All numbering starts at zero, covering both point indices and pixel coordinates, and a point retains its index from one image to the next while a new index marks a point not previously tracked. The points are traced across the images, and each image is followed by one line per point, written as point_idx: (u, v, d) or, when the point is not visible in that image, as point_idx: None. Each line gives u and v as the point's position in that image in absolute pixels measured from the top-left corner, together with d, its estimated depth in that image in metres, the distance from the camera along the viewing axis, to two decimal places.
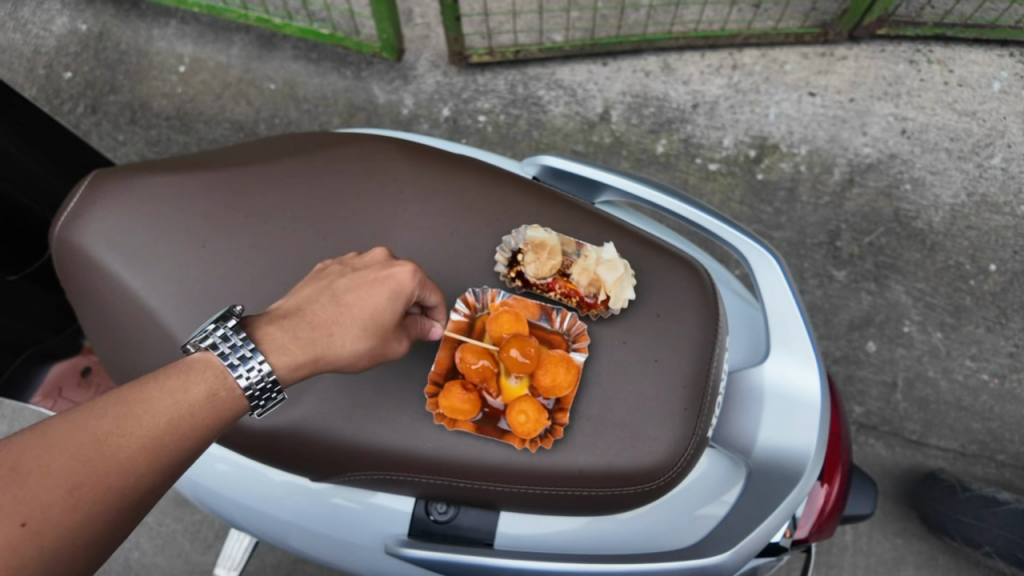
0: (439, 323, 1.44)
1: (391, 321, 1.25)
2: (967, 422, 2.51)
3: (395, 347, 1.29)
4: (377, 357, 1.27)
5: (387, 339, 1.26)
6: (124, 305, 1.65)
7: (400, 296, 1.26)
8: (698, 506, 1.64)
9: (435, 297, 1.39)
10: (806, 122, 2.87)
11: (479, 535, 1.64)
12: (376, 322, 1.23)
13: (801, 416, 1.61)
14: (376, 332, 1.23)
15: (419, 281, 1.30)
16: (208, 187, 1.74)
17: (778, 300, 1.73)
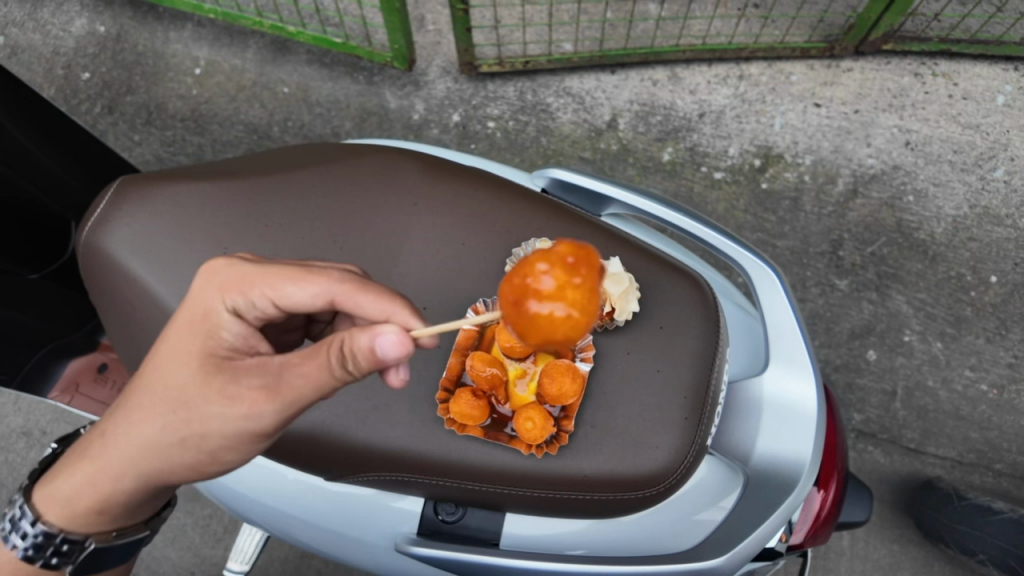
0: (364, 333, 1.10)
1: (190, 371, 1.17)
2: (965, 431, 2.55)
3: (219, 403, 1.14)
4: (198, 423, 1.15)
5: (194, 397, 1.15)
6: (147, 307, 1.73)
7: (199, 319, 1.21)
8: (696, 510, 1.70)
9: (302, 292, 1.21)
10: (811, 132, 2.91)
11: (483, 536, 1.70)
12: (168, 381, 1.18)
13: (798, 424, 1.66)
14: (174, 395, 1.17)
15: (219, 293, 1.21)
16: (228, 196, 1.82)
17: (778, 313, 1.78)
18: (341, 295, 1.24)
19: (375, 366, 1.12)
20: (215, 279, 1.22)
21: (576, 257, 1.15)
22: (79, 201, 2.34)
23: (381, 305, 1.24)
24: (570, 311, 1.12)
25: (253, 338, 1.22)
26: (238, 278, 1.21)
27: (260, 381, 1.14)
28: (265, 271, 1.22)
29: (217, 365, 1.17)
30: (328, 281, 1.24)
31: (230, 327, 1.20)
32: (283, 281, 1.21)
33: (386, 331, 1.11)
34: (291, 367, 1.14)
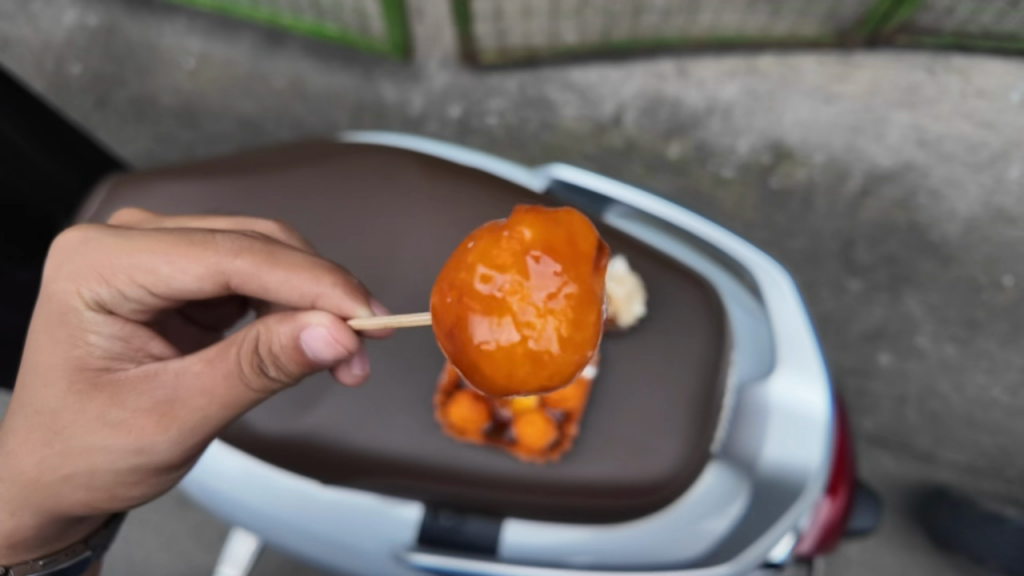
0: (285, 327, 1.16)
1: (61, 390, 1.24)
2: (979, 438, 2.47)
3: (97, 433, 1.22)
4: (78, 455, 1.22)
5: (71, 420, 1.22)
6: None
7: (60, 314, 1.27)
8: (701, 520, 1.53)
9: (186, 274, 1.27)
10: (821, 129, 2.84)
11: (481, 543, 1.55)
12: (39, 405, 1.24)
13: (807, 433, 1.54)
14: (45, 418, 1.23)
15: (79, 288, 1.27)
16: (225, 198, 1.85)
17: (788, 315, 1.64)
18: (234, 272, 1.28)
19: (298, 362, 1.18)
20: (71, 265, 1.28)
21: (547, 250, 0.95)
22: (69, 197, 2.27)
23: (302, 286, 1.29)
24: (557, 329, 0.94)
25: (131, 334, 1.29)
26: (103, 268, 1.26)
27: (150, 403, 1.22)
28: (132, 255, 1.26)
29: (88, 382, 1.24)
30: (216, 255, 1.28)
31: (100, 328, 1.27)
32: (156, 267, 1.26)
33: (316, 324, 1.17)
34: (188, 389, 1.21)
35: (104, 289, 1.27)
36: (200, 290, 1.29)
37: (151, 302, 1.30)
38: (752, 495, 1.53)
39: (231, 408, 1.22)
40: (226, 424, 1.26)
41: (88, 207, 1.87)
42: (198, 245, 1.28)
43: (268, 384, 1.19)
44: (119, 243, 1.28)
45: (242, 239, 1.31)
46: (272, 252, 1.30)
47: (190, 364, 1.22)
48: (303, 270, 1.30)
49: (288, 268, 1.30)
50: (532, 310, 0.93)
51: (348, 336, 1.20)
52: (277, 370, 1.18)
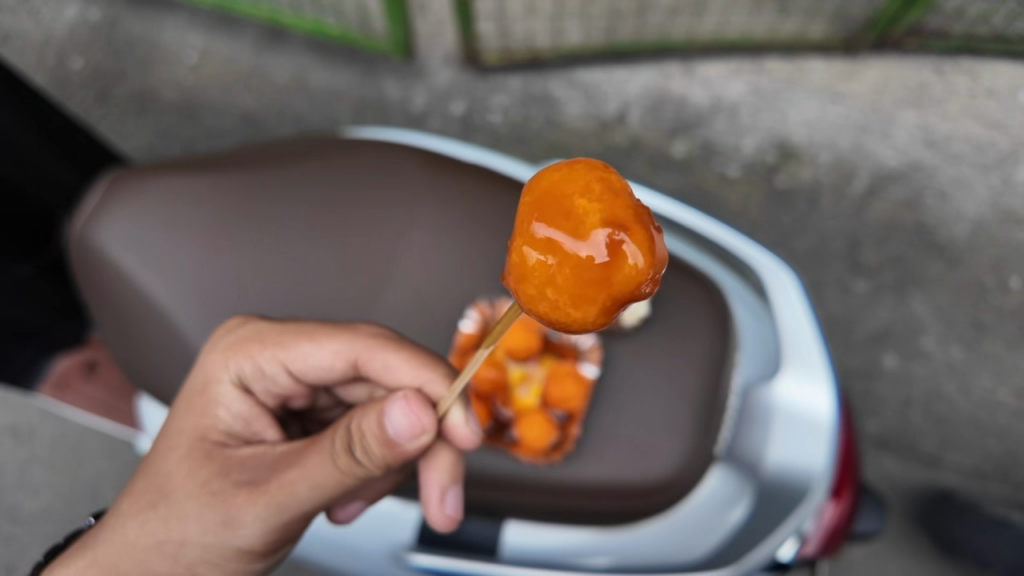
0: (373, 408, 1.21)
1: (180, 455, 1.28)
2: (985, 440, 2.45)
3: (196, 501, 1.21)
4: (175, 522, 1.20)
5: (180, 484, 1.23)
6: (139, 301, 1.76)
7: (202, 388, 1.35)
8: (705, 524, 1.52)
9: (323, 354, 1.37)
10: (828, 128, 2.81)
11: (482, 544, 1.57)
12: (157, 467, 1.27)
13: (815, 435, 1.55)
14: (158, 482, 1.24)
15: (226, 363, 1.36)
16: (224, 192, 1.84)
17: (793, 316, 1.66)
18: (364, 353, 1.38)
19: (386, 446, 1.21)
20: (226, 341, 1.37)
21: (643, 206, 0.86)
22: (68, 192, 2.25)
23: (416, 370, 1.38)
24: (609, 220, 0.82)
25: (255, 416, 1.35)
26: (252, 345, 1.36)
27: (249, 475, 1.23)
28: (280, 335, 1.37)
29: (206, 450, 1.28)
30: (351, 337, 1.38)
31: (231, 403, 1.34)
32: (299, 349, 1.37)
33: (398, 397, 1.22)
34: (285, 467, 1.22)
35: (248, 364, 1.36)
36: (331, 369, 1.38)
37: (284, 382, 1.40)
38: (756, 496, 1.52)
39: (322, 493, 1.21)
40: (315, 512, 1.24)
41: (85, 203, 1.85)
42: (338, 329, 1.39)
43: (356, 468, 1.19)
44: (272, 327, 1.39)
45: (377, 327, 1.43)
46: (399, 339, 1.41)
47: (294, 445, 1.27)
48: (420, 355, 1.39)
49: (407, 353, 1.39)
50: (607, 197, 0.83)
51: (428, 414, 1.24)
52: (365, 454, 1.20)
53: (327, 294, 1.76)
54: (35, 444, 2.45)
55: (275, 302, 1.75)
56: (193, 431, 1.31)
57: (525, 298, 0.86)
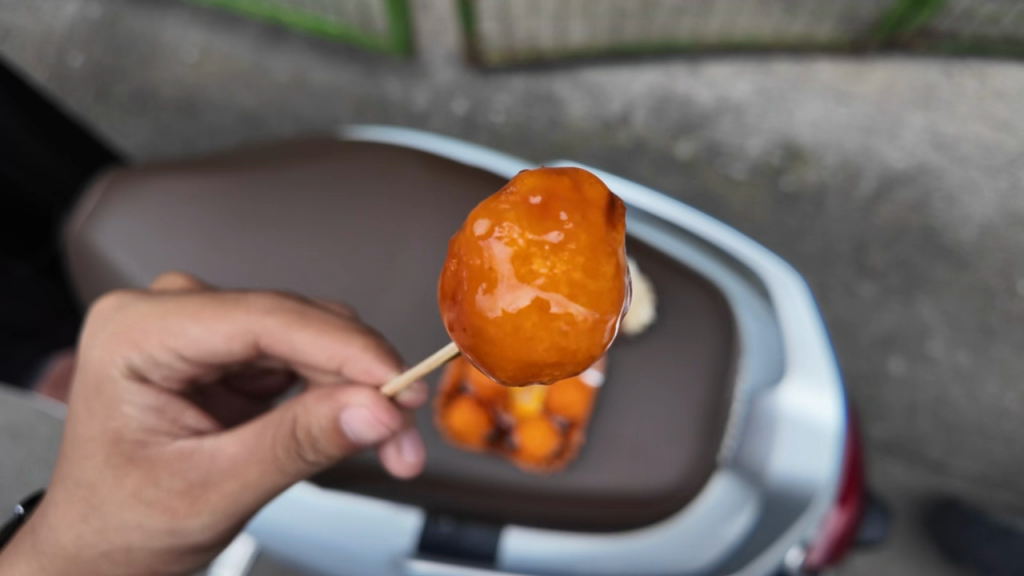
0: (324, 408, 1.15)
1: (98, 463, 1.18)
2: (993, 447, 2.41)
3: (132, 510, 1.15)
4: (113, 532, 1.15)
5: (109, 495, 1.16)
6: None
7: (97, 384, 1.25)
8: (705, 532, 1.48)
9: (216, 336, 1.27)
10: (834, 130, 2.79)
11: (482, 551, 1.52)
12: (77, 477, 1.17)
13: (818, 444, 1.50)
14: (82, 493, 1.16)
15: (112, 355, 1.25)
16: (218, 192, 1.82)
17: (798, 321, 1.62)
18: (263, 331, 1.28)
19: (339, 444, 1.17)
20: (106, 333, 1.27)
21: (549, 202, 0.73)
22: (65, 190, 2.23)
23: (330, 348, 1.30)
24: (564, 280, 0.72)
25: (166, 404, 1.25)
26: (137, 332, 1.26)
27: (184, 483, 1.16)
28: (164, 317, 1.27)
29: (125, 455, 1.18)
30: (246, 315, 1.28)
31: (134, 398, 1.23)
32: (189, 331, 1.26)
33: (356, 405, 1.16)
34: (221, 471, 1.16)
35: (136, 353, 1.25)
36: (229, 351, 1.28)
37: (182, 367, 1.29)
38: (761, 507, 1.48)
39: (265, 493, 1.19)
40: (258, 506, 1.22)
41: (80, 204, 1.83)
42: (229, 306, 1.29)
43: (302, 466, 1.17)
44: (149, 309, 1.28)
45: (272, 298, 1.32)
46: (303, 313, 1.32)
47: (226, 443, 1.18)
48: (330, 329, 1.31)
49: (316, 328, 1.31)
50: (544, 272, 0.72)
51: (389, 416, 1.18)
52: (315, 452, 1.16)
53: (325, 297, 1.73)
54: (34, 445, 2.42)
55: None
56: (101, 432, 1.20)
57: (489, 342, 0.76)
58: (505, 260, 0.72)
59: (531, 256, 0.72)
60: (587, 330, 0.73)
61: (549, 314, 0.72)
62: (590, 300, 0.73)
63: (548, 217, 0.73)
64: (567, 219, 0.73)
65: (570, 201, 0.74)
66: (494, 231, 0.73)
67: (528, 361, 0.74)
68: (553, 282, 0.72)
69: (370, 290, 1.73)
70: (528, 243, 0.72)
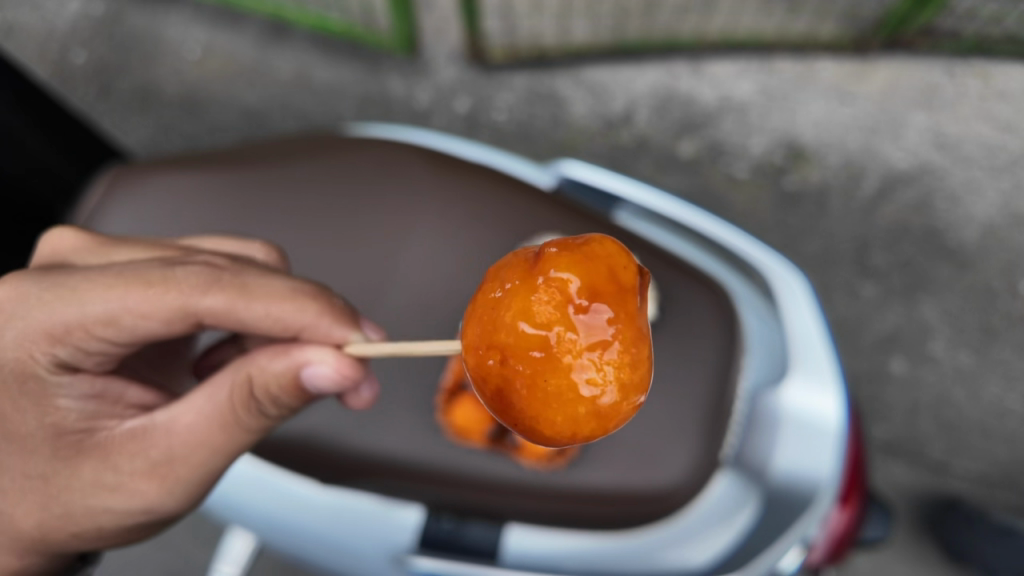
0: (286, 366, 1.16)
1: (45, 457, 1.12)
2: (995, 448, 2.41)
3: (98, 494, 1.13)
4: (81, 517, 1.14)
5: (68, 483, 1.12)
6: None
7: (16, 381, 1.11)
8: (707, 529, 1.48)
9: (154, 320, 1.15)
10: (836, 129, 2.79)
11: (483, 548, 1.51)
12: (27, 474, 1.11)
13: (820, 443, 1.49)
14: (36, 485, 1.11)
15: (31, 350, 1.11)
16: (221, 189, 1.81)
17: (802, 319, 1.60)
18: (206, 309, 1.17)
19: (299, 395, 1.19)
20: (16, 328, 1.10)
21: (592, 295, 0.80)
22: (68, 188, 2.23)
23: (283, 319, 1.22)
24: (611, 371, 0.80)
25: (105, 389, 1.18)
26: (51, 325, 1.10)
27: (145, 462, 1.14)
28: (81, 302, 1.11)
29: (74, 446, 1.13)
30: (184, 293, 1.16)
31: (68, 390, 1.14)
32: (122, 320, 1.13)
33: (316, 360, 1.18)
34: (182, 443, 1.14)
35: (64, 347, 1.12)
36: (170, 332, 1.17)
37: (113, 349, 1.17)
38: (763, 503, 1.48)
39: (233, 454, 1.19)
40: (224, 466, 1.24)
41: (84, 201, 1.84)
42: (158, 284, 1.15)
43: (268, 422, 1.18)
44: (55, 291, 1.12)
45: (202, 271, 1.19)
46: (247, 282, 1.21)
47: (182, 421, 1.15)
48: (280, 299, 1.22)
49: (268, 299, 1.21)
50: (586, 367, 0.79)
51: (353, 370, 1.22)
52: (277, 406, 1.18)
53: None
54: None
55: None
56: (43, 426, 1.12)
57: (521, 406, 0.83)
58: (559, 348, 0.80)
59: (583, 352, 0.80)
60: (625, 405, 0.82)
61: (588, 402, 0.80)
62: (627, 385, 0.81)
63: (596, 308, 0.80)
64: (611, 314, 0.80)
65: (615, 295, 0.81)
66: (549, 331, 0.80)
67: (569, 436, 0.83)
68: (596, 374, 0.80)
69: (373, 287, 1.73)
70: (578, 339, 0.79)
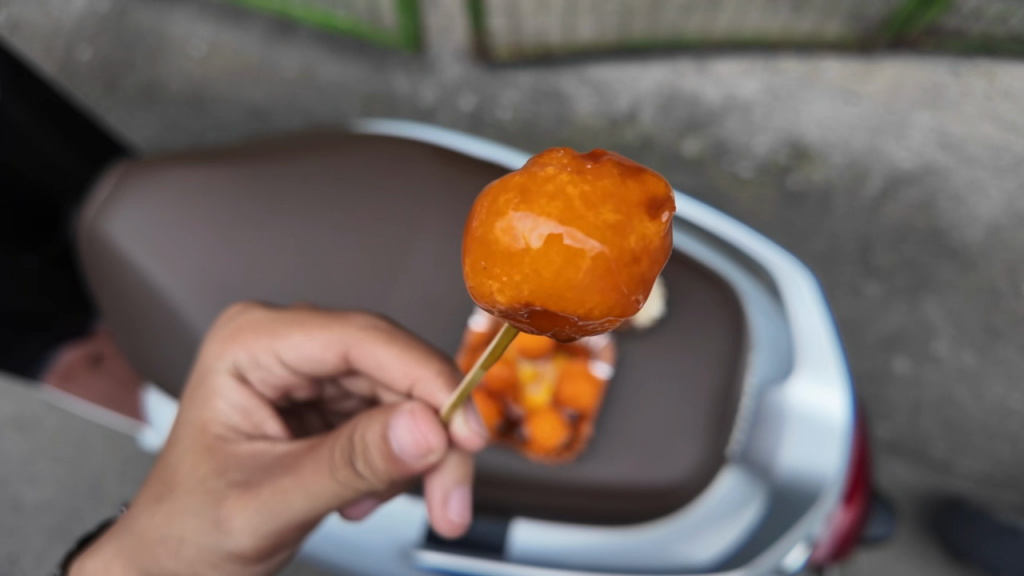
0: (377, 420, 1.11)
1: (185, 449, 1.24)
2: (997, 448, 2.41)
3: (194, 498, 1.18)
4: (175, 519, 1.17)
5: (182, 479, 1.20)
6: (147, 294, 1.74)
7: (201, 376, 1.32)
8: (713, 524, 1.47)
9: (314, 344, 1.31)
10: (841, 129, 2.79)
11: (490, 543, 1.51)
12: (169, 463, 1.24)
13: (825, 438, 1.51)
14: (166, 477, 1.22)
15: (223, 351, 1.32)
16: (235, 186, 1.82)
17: (806, 314, 1.62)
18: (354, 344, 1.30)
19: (389, 463, 1.11)
20: (224, 330, 1.33)
21: (595, 157, 0.72)
22: (76, 183, 2.25)
23: (408, 367, 1.29)
24: (591, 218, 0.68)
25: (254, 408, 1.29)
26: (248, 334, 1.31)
27: (245, 475, 1.18)
28: (273, 330, 1.31)
29: (208, 444, 1.23)
30: (344, 328, 1.31)
31: (228, 394, 1.29)
32: (293, 339, 1.31)
33: (405, 412, 1.11)
34: (283, 469, 1.16)
35: (244, 353, 1.31)
36: (323, 361, 1.32)
37: (281, 373, 1.34)
38: (769, 499, 1.48)
39: (319, 503, 1.13)
40: (313, 520, 1.18)
41: (94, 195, 1.83)
42: (332, 318, 1.32)
43: (356, 479, 1.11)
44: (261, 314, 1.34)
45: (373, 317, 1.35)
46: (393, 330, 1.32)
47: (295, 447, 1.21)
48: (413, 350, 1.30)
49: (400, 346, 1.30)
50: (574, 210, 0.68)
51: (435, 434, 1.13)
52: (367, 466, 1.10)
53: (335, 289, 1.74)
54: (40, 436, 2.43)
55: (287, 292, 1.74)
56: (197, 418, 1.27)
57: (492, 267, 0.70)
58: (536, 182, 0.70)
59: (557, 185, 0.69)
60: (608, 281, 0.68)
61: (565, 249, 0.68)
62: (616, 248, 0.68)
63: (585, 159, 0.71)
64: (605, 167, 0.71)
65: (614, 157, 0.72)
66: (531, 166, 0.72)
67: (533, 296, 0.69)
68: (570, 213, 0.68)
69: (380, 283, 1.74)
70: (559, 174, 0.70)
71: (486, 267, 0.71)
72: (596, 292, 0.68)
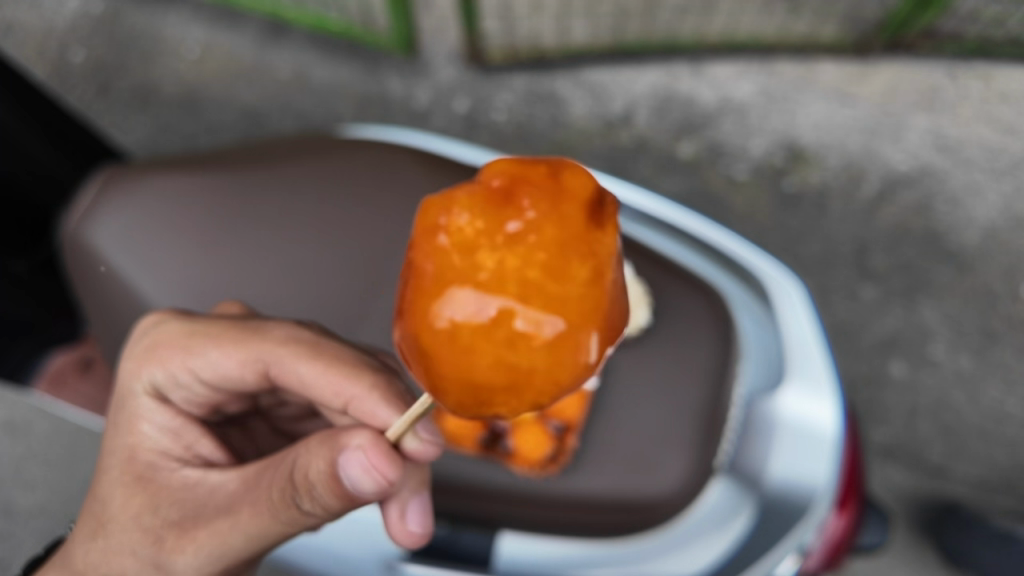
0: (321, 454, 1.09)
1: (113, 480, 1.24)
2: (993, 452, 2.40)
3: (129, 534, 1.19)
4: (110, 557, 1.19)
5: (114, 514, 1.21)
6: (130, 302, 1.73)
7: (122, 398, 1.32)
8: (701, 538, 1.46)
9: (231, 361, 1.31)
10: (831, 133, 2.77)
11: (475, 556, 1.51)
12: (99, 494, 1.24)
13: (816, 450, 1.49)
14: (97, 508, 1.23)
15: (140, 371, 1.31)
16: (204, 193, 1.81)
17: (796, 325, 1.61)
18: (273, 359, 1.31)
19: (337, 493, 1.10)
20: (138, 348, 1.34)
21: (524, 219, 0.72)
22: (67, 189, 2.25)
23: (337, 385, 1.29)
24: (554, 297, 0.71)
25: (181, 430, 1.29)
26: (162, 352, 1.31)
27: (179, 513, 1.19)
28: (187, 346, 1.31)
29: (136, 475, 1.23)
30: (262, 343, 1.31)
31: (153, 417, 1.28)
32: (209, 355, 1.31)
33: (353, 447, 1.09)
34: (218, 508, 1.17)
35: (160, 371, 1.31)
36: (243, 378, 1.32)
37: (202, 391, 1.33)
38: (757, 513, 1.46)
39: (258, 540, 1.15)
40: (254, 555, 1.19)
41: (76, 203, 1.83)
42: (247, 333, 1.32)
43: (301, 516, 1.12)
44: (173, 328, 1.34)
45: (290, 328, 1.35)
46: (316, 343, 1.32)
47: (230, 478, 1.20)
48: (340, 365, 1.30)
49: (325, 362, 1.30)
50: (536, 294, 0.71)
51: (388, 465, 1.10)
52: (315, 504, 1.11)
53: (322, 296, 1.72)
54: (31, 441, 2.42)
55: (270, 300, 1.72)
56: (120, 447, 1.27)
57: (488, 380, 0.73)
58: (459, 258, 0.73)
59: (500, 275, 0.71)
60: (557, 346, 0.71)
61: (551, 337, 0.71)
62: (557, 308, 0.71)
63: (504, 215, 0.73)
64: (539, 224, 0.72)
65: (531, 192, 0.73)
66: (459, 255, 0.73)
67: (483, 378, 0.73)
68: (536, 297, 0.71)
69: (365, 291, 1.72)
70: (498, 262, 0.72)
71: (481, 387, 0.74)
72: (589, 354, 0.73)
